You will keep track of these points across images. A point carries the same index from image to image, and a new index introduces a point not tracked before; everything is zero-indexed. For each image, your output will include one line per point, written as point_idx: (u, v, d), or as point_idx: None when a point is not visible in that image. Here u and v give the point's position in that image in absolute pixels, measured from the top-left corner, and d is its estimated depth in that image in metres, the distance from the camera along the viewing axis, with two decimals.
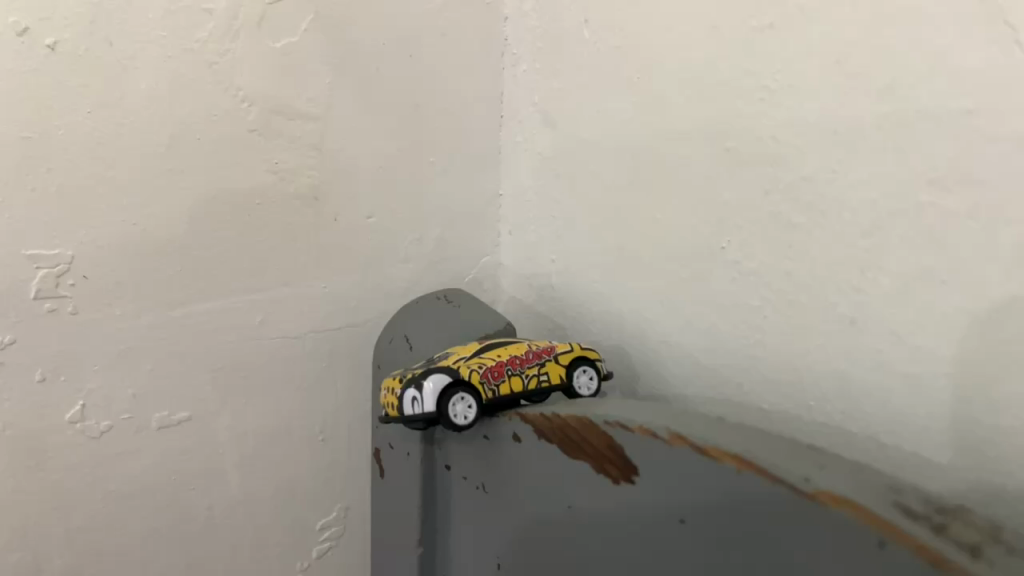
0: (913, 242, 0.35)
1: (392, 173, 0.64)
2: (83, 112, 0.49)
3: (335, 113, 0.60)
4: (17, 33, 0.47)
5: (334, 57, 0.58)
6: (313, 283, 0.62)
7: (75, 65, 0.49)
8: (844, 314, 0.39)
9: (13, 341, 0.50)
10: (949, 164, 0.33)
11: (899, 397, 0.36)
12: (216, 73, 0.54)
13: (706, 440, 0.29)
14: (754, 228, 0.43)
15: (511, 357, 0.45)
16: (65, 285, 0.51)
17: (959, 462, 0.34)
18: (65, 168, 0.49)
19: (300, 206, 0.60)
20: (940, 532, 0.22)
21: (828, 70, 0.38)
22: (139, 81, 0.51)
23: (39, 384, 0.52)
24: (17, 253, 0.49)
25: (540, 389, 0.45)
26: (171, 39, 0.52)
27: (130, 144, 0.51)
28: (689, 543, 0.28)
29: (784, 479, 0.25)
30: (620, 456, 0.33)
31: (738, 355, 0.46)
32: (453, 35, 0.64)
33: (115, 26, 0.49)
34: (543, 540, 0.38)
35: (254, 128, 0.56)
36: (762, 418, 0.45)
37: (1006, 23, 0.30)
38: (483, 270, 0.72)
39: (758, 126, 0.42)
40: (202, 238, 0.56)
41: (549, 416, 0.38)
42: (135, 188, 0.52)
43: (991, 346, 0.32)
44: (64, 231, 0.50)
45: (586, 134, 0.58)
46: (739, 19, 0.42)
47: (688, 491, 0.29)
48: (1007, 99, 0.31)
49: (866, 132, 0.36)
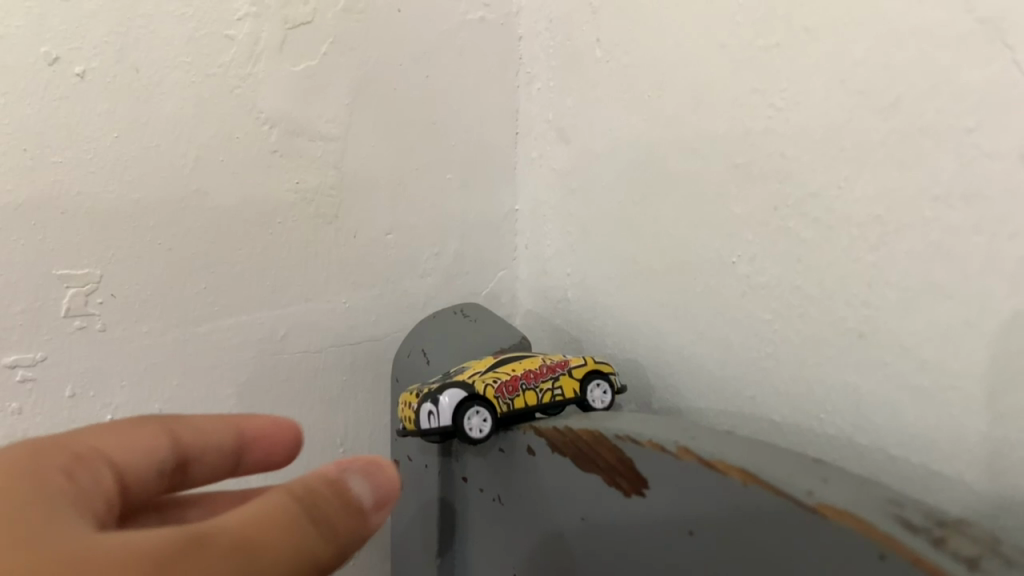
0: (919, 256, 0.35)
1: (409, 189, 0.65)
2: (111, 137, 0.51)
3: (353, 134, 0.61)
4: (49, 62, 0.48)
5: (353, 79, 0.60)
6: (334, 299, 0.64)
7: (102, 91, 0.50)
8: (853, 327, 0.39)
9: (45, 357, 0.52)
10: (951, 180, 0.33)
11: (908, 409, 0.37)
12: (239, 97, 0.56)
13: (713, 453, 0.30)
14: (763, 244, 0.44)
15: (525, 371, 0.46)
16: (95, 302, 0.53)
17: (969, 475, 0.34)
18: (92, 191, 0.51)
19: (321, 224, 0.61)
20: (938, 543, 0.22)
21: (834, 87, 0.38)
22: (163, 107, 0.53)
23: (70, 399, 0.54)
24: (48, 273, 0.51)
25: (555, 402, 0.46)
26: (195, 65, 0.53)
27: (156, 167, 0.53)
28: (696, 554, 0.29)
29: (788, 492, 0.26)
30: (629, 469, 0.33)
31: (750, 367, 0.46)
32: (468, 53, 0.65)
33: (142, 53, 0.51)
34: (555, 549, 0.39)
35: (275, 149, 0.58)
36: (775, 430, 0.45)
37: (1006, 42, 0.31)
38: (500, 284, 0.73)
39: (766, 142, 0.43)
40: (225, 257, 0.58)
41: (562, 430, 0.39)
42: (160, 210, 0.54)
43: (998, 359, 0.33)
44: (93, 251, 0.52)
45: (599, 149, 0.59)
46: (746, 38, 0.43)
47: (696, 504, 0.29)
48: (1007, 116, 0.31)
49: (871, 148, 0.37)
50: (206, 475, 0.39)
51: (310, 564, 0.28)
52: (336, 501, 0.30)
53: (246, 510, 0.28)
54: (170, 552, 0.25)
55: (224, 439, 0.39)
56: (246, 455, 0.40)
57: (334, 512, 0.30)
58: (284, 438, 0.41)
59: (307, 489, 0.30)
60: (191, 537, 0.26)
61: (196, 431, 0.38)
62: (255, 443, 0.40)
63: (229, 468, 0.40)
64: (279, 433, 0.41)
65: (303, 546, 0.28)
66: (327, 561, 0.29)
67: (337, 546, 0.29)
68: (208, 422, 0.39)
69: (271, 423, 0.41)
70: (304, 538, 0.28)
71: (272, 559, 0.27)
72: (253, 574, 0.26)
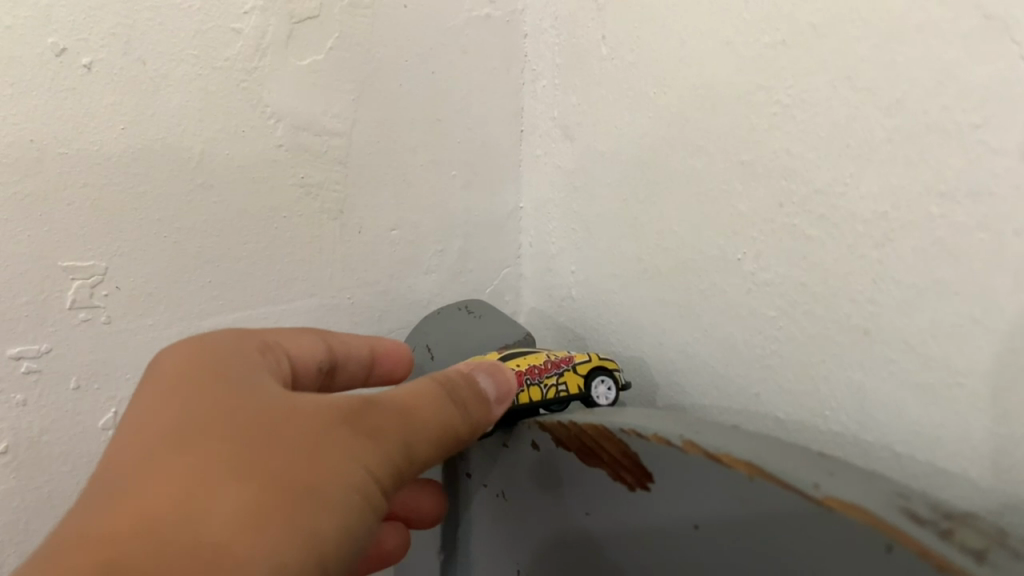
0: (925, 254, 0.35)
1: (414, 186, 0.66)
2: (117, 130, 0.51)
3: (358, 129, 0.61)
4: (56, 53, 0.48)
5: (358, 75, 0.60)
6: (338, 294, 0.64)
7: (108, 83, 0.50)
8: (858, 324, 0.39)
9: (49, 349, 0.52)
10: (958, 176, 0.33)
11: (913, 406, 0.37)
12: (245, 91, 0.55)
13: (719, 448, 0.29)
14: (767, 241, 0.44)
15: (529, 366, 0.48)
16: (100, 294, 0.53)
17: (973, 472, 0.34)
18: (99, 184, 0.51)
19: (326, 219, 0.62)
20: (945, 536, 0.22)
21: (840, 84, 0.38)
22: (169, 100, 0.53)
23: (75, 391, 0.54)
24: (53, 265, 0.51)
25: (558, 398, 0.47)
26: (202, 58, 0.53)
27: (163, 160, 0.53)
28: (703, 549, 0.29)
29: (796, 486, 0.26)
30: (634, 462, 0.34)
31: (754, 364, 0.47)
32: (473, 51, 0.65)
33: (148, 46, 0.51)
34: (561, 545, 0.39)
35: (280, 144, 0.58)
36: (778, 427, 0.45)
37: (1014, 38, 0.30)
38: (504, 282, 0.74)
39: (772, 139, 0.43)
40: (231, 251, 0.58)
41: (566, 424, 0.39)
42: (166, 203, 0.54)
43: (1002, 356, 0.33)
44: (99, 244, 0.52)
45: (603, 146, 0.59)
46: (752, 36, 0.43)
47: (703, 499, 0.29)
48: (1015, 113, 0.31)
49: (877, 146, 0.37)
50: (347, 382, 0.50)
51: (451, 435, 0.39)
52: (470, 393, 0.41)
53: (405, 391, 0.38)
54: (358, 410, 0.36)
55: (363, 353, 0.50)
56: (376, 368, 0.51)
57: (467, 399, 0.40)
58: (401, 359, 0.53)
59: (446, 382, 0.41)
60: (372, 400, 0.37)
61: (345, 343, 0.49)
62: (383, 358, 0.52)
63: (364, 378, 0.51)
64: (397, 354, 0.53)
65: (445, 421, 0.38)
66: (467, 434, 0.39)
67: (471, 425, 0.40)
68: (353, 339, 0.50)
69: (394, 346, 0.52)
70: (446, 416, 0.39)
71: (425, 425, 0.37)
72: (411, 433, 0.37)
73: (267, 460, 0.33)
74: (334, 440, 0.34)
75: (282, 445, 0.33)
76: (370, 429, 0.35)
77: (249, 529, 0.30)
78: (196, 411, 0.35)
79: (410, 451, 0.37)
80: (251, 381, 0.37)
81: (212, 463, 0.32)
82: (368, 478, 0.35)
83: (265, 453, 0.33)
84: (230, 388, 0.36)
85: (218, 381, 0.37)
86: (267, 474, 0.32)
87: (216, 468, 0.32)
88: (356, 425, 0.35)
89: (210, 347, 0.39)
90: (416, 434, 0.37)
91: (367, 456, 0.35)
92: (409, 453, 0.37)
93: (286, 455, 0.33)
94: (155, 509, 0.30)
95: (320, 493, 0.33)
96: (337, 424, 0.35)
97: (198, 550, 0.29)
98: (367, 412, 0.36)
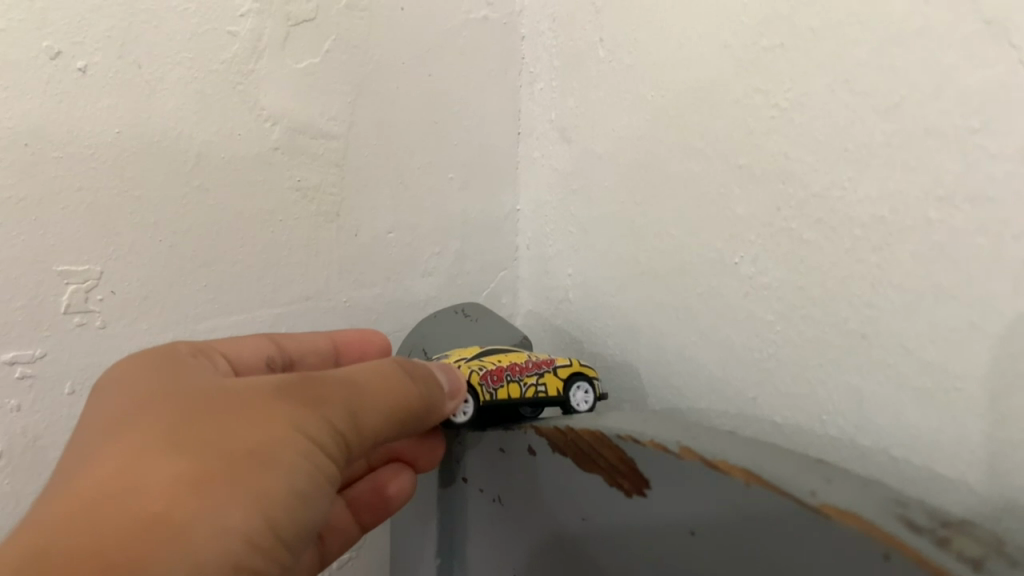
0: (924, 258, 0.35)
1: (411, 188, 0.65)
2: (112, 134, 0.51)
3: (355, 131, 0.61)
4: (51, 57, 0.48)
5: (355, 77, 0.60)
6: (336, 295, 0.64)
7: (103, 87, 0.50)
8: (855, 328, 0.39)
9: (44, 354, 0.52)
10: (957, 180, 0.33)
11: (911, 410, 0.37)
12: (241, 93, 0.55)
13: (717, 455, 0.29)
14: (765, 244, 0.44)
15: (512, 363, 0.48)
16: (95, 299, 0.53)
17: (971, 476, 0.34)
18: (94, 187, 0.51)
19: (323, 222, 0.61)
20: (943, 545, 0.22)
21: (838, 88, 0.38)
22: (165, 103, 0.52)
23: (69, 396, 0.53)
24: (48, 269, 0.51)
25: (537, 398, 0.47)
26: (198, 61, 0.53)
27: (158, 163, 0.53)
28: (702, 554, 0.29)
29: (794, 494, 0.25)
30: (631, 469, 0.33)
31: (752, 368, 0.46)
32: (471, 53, 0.65)
33: (144, 49, 0.51)
34: (559, 549, 0.39)
35: (276, 146, 0.58)
36: (776, 432, 0.45)
37: (1011, 43, 0.30)
38: (501, 284, 0.74)
39: (769, 142, 0.43)
40: (227, 254, 0.58)
41: (563, 429, 0.38)
42: (161, 206, 0.54)
43: (1000, 360, 0.32)
44: (93, 249, 0.52)
45: (601, 149, 0.59)
46: (750, 39, 0.43)
47: (701, 505, 0.29)
48: (1012, 117, 0.31)
49: (875, 150, 0.36)
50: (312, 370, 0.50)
51: (405, 407, 0.39)
52: (420, 370, 0.41)
53: (349, 368, 0.39)
54: (297, 385, 0.36)
55: (322, 345, 0.51)
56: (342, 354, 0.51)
57: (421, 374, 0.41)
58: (369, 344, 0.53)
59: (394, 360, 0.41)
60: (312, 376, 0.37)
61: (298, 343, 0.50)
62: (348, 344, 0.52)
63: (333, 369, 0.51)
64: (361, 339, 0.53)
65: (400, 393, 0.39)
66: (421, 407, 0.40)
67: (426, 399, 0.40)
68: (307, 336, 0.51)
69: (356, 334, 0.53)
70: (400, 388, 0.39)
71: (375, 396, 0.38)
72: (358, 403, 0.37)
73: (201, 434, 0.33)
74: (272, 410, 0.35)
75: (216, 419, 0.34)
76: (310, 400, 0.36)
77: (188, 494, 0.30)
78: (136, 403, 0.35)
79: (358, 421, 0.37)
80: (185, 376, 0.38)
81: (148, 444, 0.32)
82: (311, 444, 0.35)
83: (201, 428, 0.33)
84: (165, 384, 0.37)
85: (153, 378, 0.37)
86: (202, 449, 0.32)
87: (149, 447, 0.32)
88: (294, 397, 0.36)
89: (146, 353, 0.40)
90: (362, 403, 0.37)
91: (309, 426, 0.35)
92: (358, 424, 0.37)
93: (224, 427, 0.33)
94: (88, 493, 0.30)
95: (262, 459, 0.33)
96: (275, 398, 0.35)
97: (134, 522, 0.29)
98: (304, 383, 0.37)
